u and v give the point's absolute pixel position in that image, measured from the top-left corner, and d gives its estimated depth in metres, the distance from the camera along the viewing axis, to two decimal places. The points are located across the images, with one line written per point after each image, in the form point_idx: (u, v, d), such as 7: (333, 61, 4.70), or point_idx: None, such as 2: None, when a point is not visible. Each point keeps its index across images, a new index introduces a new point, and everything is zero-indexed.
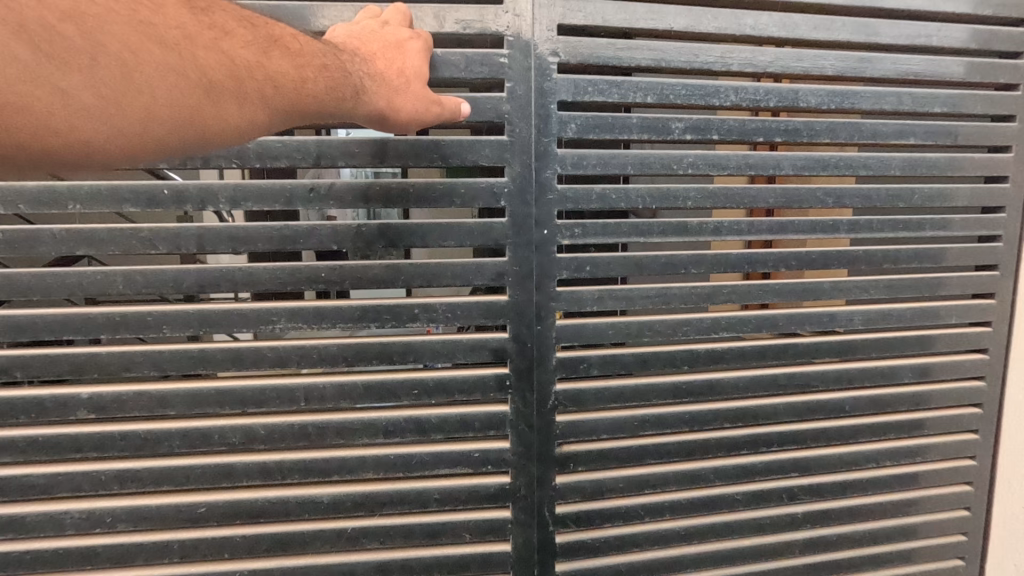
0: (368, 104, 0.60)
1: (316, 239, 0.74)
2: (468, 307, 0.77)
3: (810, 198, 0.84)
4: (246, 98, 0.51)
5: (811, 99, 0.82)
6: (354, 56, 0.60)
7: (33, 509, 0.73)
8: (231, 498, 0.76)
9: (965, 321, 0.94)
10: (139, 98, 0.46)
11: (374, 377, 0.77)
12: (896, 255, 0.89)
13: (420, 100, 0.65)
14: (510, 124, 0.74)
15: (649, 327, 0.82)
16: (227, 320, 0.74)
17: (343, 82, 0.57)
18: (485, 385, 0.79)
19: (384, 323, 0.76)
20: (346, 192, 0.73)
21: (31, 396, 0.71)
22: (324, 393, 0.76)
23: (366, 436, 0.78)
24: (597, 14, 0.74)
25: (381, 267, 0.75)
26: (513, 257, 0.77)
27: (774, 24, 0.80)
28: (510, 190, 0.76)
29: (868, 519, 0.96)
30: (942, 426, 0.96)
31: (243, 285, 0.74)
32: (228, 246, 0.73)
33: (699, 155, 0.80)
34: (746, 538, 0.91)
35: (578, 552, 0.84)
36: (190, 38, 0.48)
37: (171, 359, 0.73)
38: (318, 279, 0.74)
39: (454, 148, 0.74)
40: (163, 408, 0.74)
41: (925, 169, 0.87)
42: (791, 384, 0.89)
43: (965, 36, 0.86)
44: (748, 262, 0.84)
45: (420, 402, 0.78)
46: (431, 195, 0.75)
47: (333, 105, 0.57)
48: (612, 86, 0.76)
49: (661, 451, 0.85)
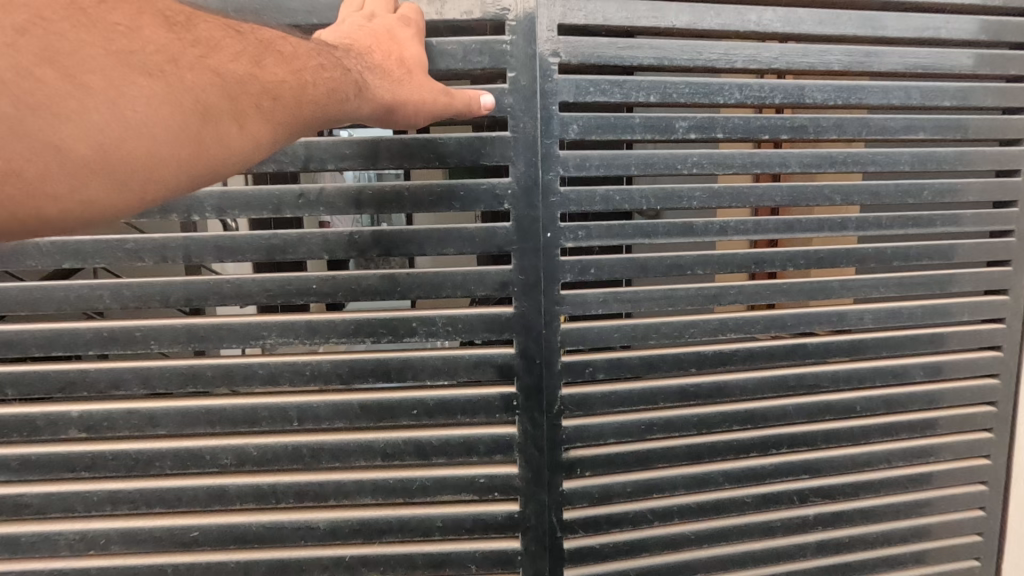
0: (371, 100, 0.61)
1: (305, 248, 0.73)
2: (469, 321, 0.77)
3: (816, 195, 0.83)
4: (249, 116, 0.49)
5: (817, 95, 0.80)
6: (349, 53, 0.61)
7: (29, 528, 0.75)
8: (226, 522, 0.77)
9: (977, 318, 0.93)
10: (141, 142, 0.43)
11: (371, 396, 0.77)
12: (905, 252, 0.88)
13: (426, 91, 0.65)
14: (512, 124, 0.74)
15: (655, 329, 0.81)
16: (216, 335, 0.75)
17: (343, 80, 0.57)
18: (490, 406, 0.78)
19: (381, 338, 0.76)
20: (339, 196, 0.72)
21: (22, 414, 0.73)
22: (319, 412, 0.76)
23: (364, 457, 0.78)
24: (597, 14, 0.73)
25: (377, 278, 0.74)
26: (518, 265, 0.76)
27: (778, 19, 0.78)
28: (514, 191, 0.75)
29: (881, 520, 0.94)
30: (956, 426, 0.95)
31: (232, 298, 0.73)
32: (215, 256, 0.72)
33: (703, 154, 0.78)
34: (757, 541, 0.90)
35: (587, 558, 0.83)
36: (176, 61, 0.45)
37: (161, 376, 0.74)
38: (309, 290, 0.74)
39: (451, 148, 0.73)
40: (153, 427, 0.75)
41: (935, 164, 0.86)
42: (800, 384, 0.87)
43: (974, 28, 0.84)
44: (755, 261, 0.83)
45: (420, 422, 0.78)
46: (428, 198, 0.74)
47: (337, 106, 0.57)
48: (614, 86, 0.74)
49: (669, 454, 0.84)
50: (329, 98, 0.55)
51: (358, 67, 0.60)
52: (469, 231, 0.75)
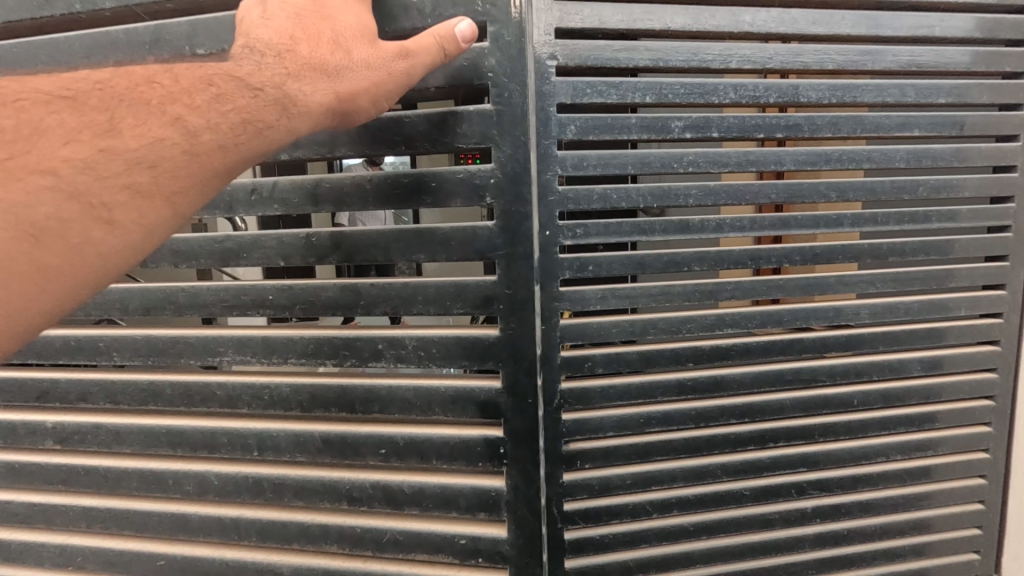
0: (297, 107, 0.65)
1: (260, 253, 0.82)
2: (449, 348, 0.80)
3: (812, 192, 0.84)
4: (155, 183, 0.61)
5: (811, 94, 0.81)
6: (272, 62, 0.65)
7: (17, 537, 0.92)
8: (187, 549, 0.88)
9: (975, 313, 0.93)
10: (64, 242, 0.60)
11: (333, 428, 0.84)
12: (901, 248, 0.89)
13: (370, 75, 0.68)
14: (496, 100, 0.74)
15: (653, 325, 0.83)
16: (177, 349, 0.86)
17: (247, 107, 0.63)
18: (473, 451, 0.81)
19: (345, 359, 0.82)
20: (293, 192, 0.80)
21: (8, 421, 0.91)
22: (281, 444, 0.84)
23: (328, 499, 0.84)
24: (594, 17, 0.75)
25: (335, 289, 0.81)
26: (505, 281, 0.78)
27: (771, 20, 0.79)
28: (497, 179, 0.76)
29: (880, 513, 0.95)
30: (954, 420, 0.96)
31: (188, 307, 0.85)
32: (170, 259, 0.84)
33: (699, 153, 0.80)
34: (754, 533, 0.91)
35: (587, 549, 0.85)
36: (76, 164, 0.59)
37: (123, 392, 0.88)
38: (267, 302, 0.83)
39: (418, 128, 0.77)
40: (121, 445, 0.89)
41: (931, 161, 0.86)
42: (796, 378, 0.89)
43: (969, 25, 0.85)
44: (752, 258, 0.84)
45: (387, 462, 0.83)
46: (388, 192, 0.79)
47: (251, 134, 0.64)
48: (611, 87, 0.76)
49: (667, 447, 0.86)
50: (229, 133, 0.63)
51: (263, 81, 0.64)
52: (462, 238, 0.78)
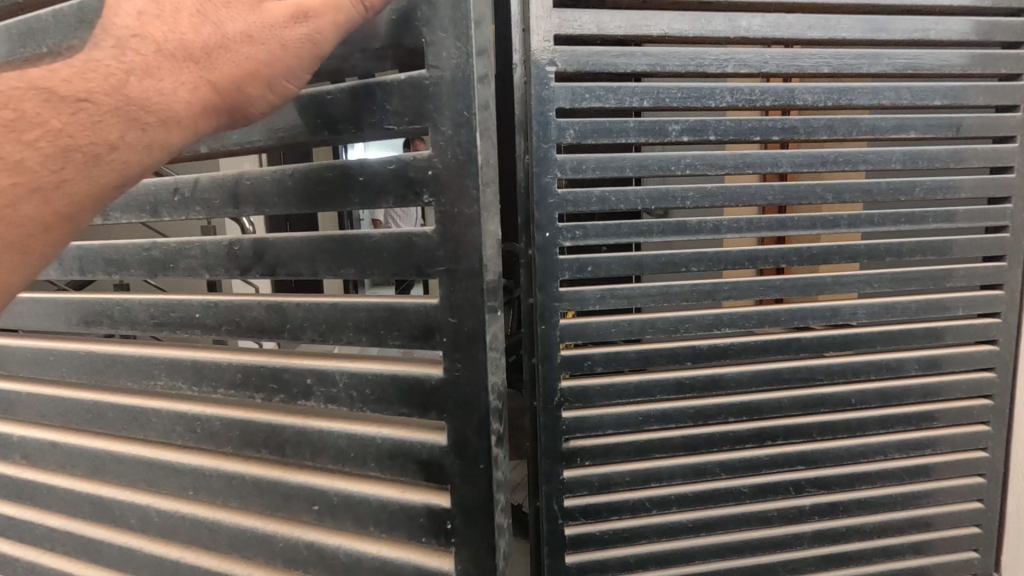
0: (161, 103, 0.50)
1: (185, 262, 0.70)
2: (383, 391, 0.61)
3: (808, 194, 0.85)
4: None
5: (807, 97, 0.82)
6: (125, 51, 0.50)
7: None
8: None
9: (973, 312, 0.94)
10: None
11: (261, 472, 0.67)
12: (898, 249, 0.90)
13: (251, 53, 0.52)
14: (434, 60, 0.55)
15: (651, 324, 0.84)
16: (106, 364, 0.76)
17: (104, 116, 0.49)
18: (415, 525, 0.60)
19: (275, 395, 0.66)
20: (216, 190, 0.66)
21: None
22: (212, 484, 0.70)
23: (264, 557, 0.68)
24: (592, 23, 0.77)
25: (262, 310, 0.66)
26: (446, 308, 0.58)
27: (767, 25, 0.81)
28: (436, 166, 0.56)
29: (878, 511, 0.96)
30: (952, 418, 0.96)
31: (119, 320, 0.75)
32: (104, 268, 0.75)
33: (696, 156, 0.82)
34: (752, 530, 0.92)
35: (587, 544, 0.87)
36: None
37: (48, 405, 0.80)
38: (193, 320, 0.70)
39: (344, 108, 0.60)
40: (43, 459, 0.81)
41: (927, 162, 0.87)
42: (794, 377, 0.90)
43: (964, 29, 0.86)
44: (749, 258, 0.85)
45: (321, 523, 0.65)
46: (316, 181, 0.62)
47: (113, 150, 0.49)
48: (609, 92, 0.78)
49: (666, 444, 0.87)
50: (44, 169, 0.48)
51: (90, 89, 0.48)
52: (399, 248, 0.59)
